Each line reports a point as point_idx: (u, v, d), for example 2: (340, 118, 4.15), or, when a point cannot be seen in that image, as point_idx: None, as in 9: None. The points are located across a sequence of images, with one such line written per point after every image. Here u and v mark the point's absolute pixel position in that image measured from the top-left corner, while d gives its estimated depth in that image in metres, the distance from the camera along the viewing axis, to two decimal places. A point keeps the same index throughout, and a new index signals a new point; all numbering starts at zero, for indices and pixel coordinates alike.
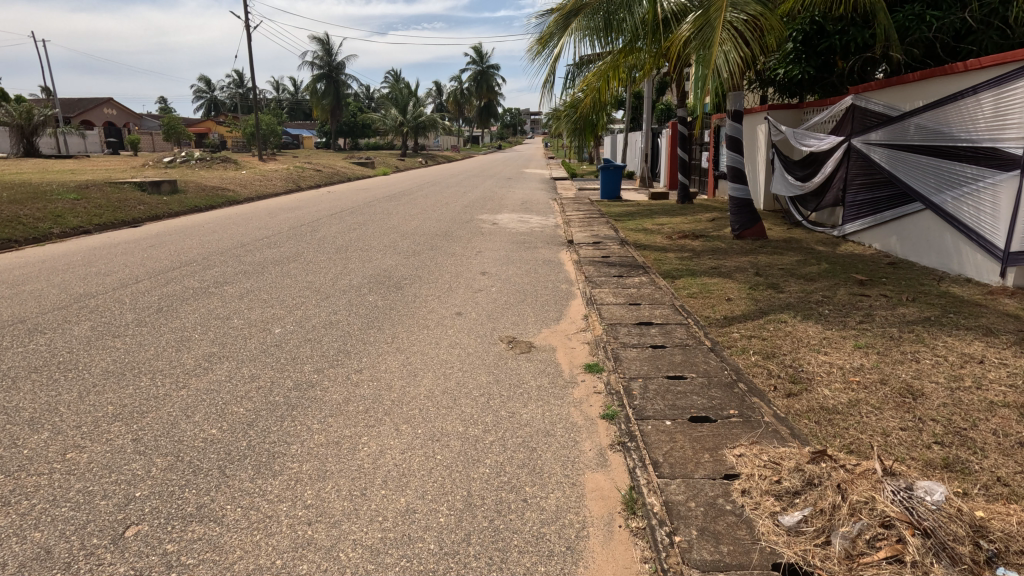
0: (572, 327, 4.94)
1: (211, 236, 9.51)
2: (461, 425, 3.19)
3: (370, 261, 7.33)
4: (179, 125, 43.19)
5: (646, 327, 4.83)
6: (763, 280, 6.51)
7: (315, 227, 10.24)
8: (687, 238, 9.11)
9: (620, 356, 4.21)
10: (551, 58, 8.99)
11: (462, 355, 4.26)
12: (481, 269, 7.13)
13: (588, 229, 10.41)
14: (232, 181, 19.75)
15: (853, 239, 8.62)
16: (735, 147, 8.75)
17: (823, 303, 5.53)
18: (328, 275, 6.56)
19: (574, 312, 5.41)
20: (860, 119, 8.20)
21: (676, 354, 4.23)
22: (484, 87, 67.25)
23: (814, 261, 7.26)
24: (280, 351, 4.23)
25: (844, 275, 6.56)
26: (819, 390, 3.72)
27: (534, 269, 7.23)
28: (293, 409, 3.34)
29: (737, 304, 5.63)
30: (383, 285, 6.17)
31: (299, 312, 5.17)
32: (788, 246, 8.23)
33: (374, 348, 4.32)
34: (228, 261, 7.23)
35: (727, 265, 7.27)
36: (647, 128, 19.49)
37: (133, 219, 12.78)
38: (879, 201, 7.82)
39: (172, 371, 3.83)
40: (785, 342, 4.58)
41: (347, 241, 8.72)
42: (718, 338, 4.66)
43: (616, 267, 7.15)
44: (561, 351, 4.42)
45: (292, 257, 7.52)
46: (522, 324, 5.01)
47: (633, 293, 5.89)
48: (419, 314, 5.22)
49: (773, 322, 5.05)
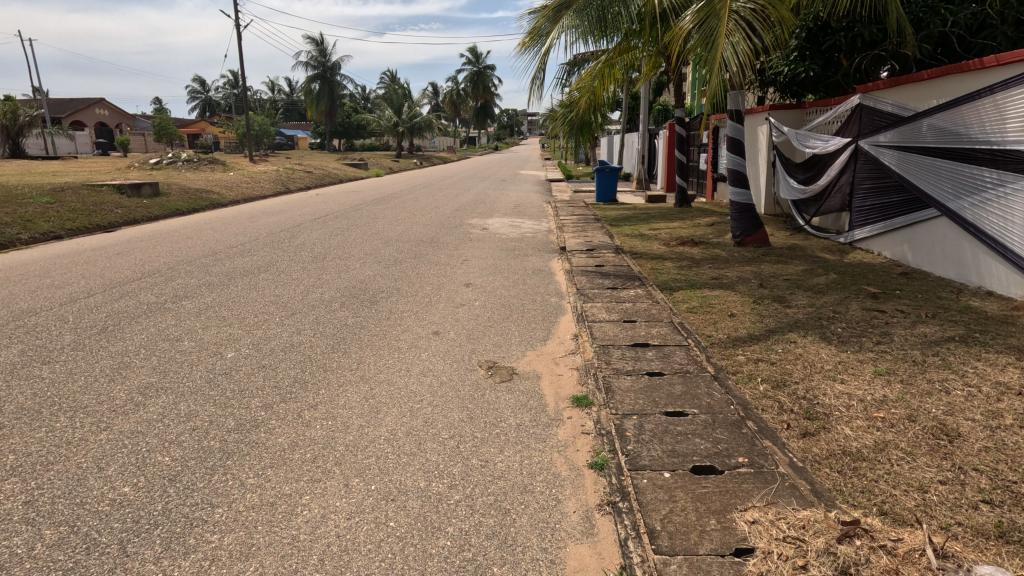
0: (560, 349, 4.46)
1: (183, 243, 9.00)
2: (422, 479, 2.71)
3: (347, 272, 6.84)
4: (171, 125, 42.64)
5: (642, 350, 4.35)
6: (768, 293, 6.04)
7: (294, 233, 9.73)
8: (686, 246, 8.64)
9: (612, 386, 3.73)
10: (541, 55, 8.54)
11: (433, 385, 3.78)
12: (466, 280, 6.65)
13: (581, 234, 9.94)
14: (217, 183, 19.23)
15: (861, 246, 8.18)
16: (737, 149, 8.26)
17: (836, 321, 5.07)
18: (299, 288, 6.07)
19: (563, 330, 4.93)
20: (868, 119, 7.75)
21: (675, 384, 3.75)
22: (480, 87, 66.81)
23: (822, 271, 6.80)
24: (227, 381, 3.74)
25: (855, 286, 6.10)
26: (840, 429, 3.25)
27: (523, 280, 6.76)
28: (228, 457, 2.85)
29: (741, 321, 5.17)
30: (357, 299, 5.68)
31: (259, 332, 4.69)
32: (793, 254, 7.76)
33: (335, 377, 3.83)
34: (195, 272, 6.72)
35: (729, 276, 6.81)
36: (643, 129, 19.05)
37: (109, 223, 12.26)
38: (890, 206, 7.37)
39: (97, 407, 3.34)
40: (796, 368, 4.12)
41: (325, 249, 8.23)
42: (721, 363, 4.19)
43: (610, 278, 6.68)
44: (547, 379, 3.93)
45: (265, 267, 7.01)
46: (505, 346, 4.52)
47: (627, 309, 5.42)
48: (392, 334, 4.73)
49: (782, 343, 4.59)
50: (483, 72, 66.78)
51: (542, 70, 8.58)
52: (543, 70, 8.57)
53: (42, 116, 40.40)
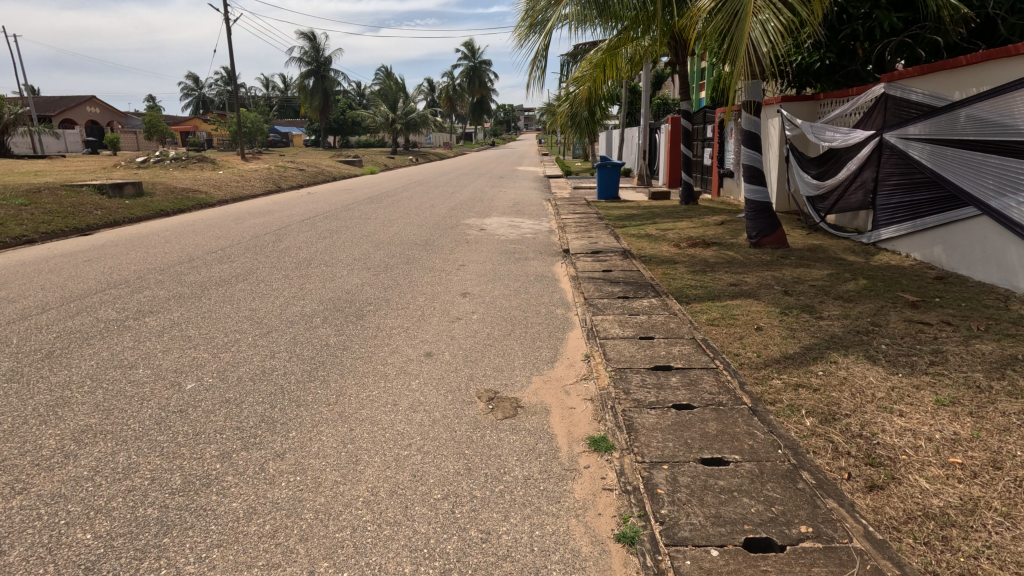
0: (570, 374, 3.91)
1: (158, 248, 8.39)
2: (409, 563, 2.15)
3: (333, 281, 6.27)
4: (163, 124, 41.88)
5: (665, 375, 3.80)
6: (795, 301, 5.51)
7: (279, 236, 9.14)
8: (697, 247, 8.11)
9: (635, 423, 3.18)
10: (540, 46, 7.97)
11: (424, 424, 3.21)
12: (463, 288, 6.08)
13: (585, 235, 9.37)
14: (205, 182, 18.58)
15: (887, 246, 7.65)
16: (752, 144, 7.73)
17: (877, 336, 4.54)
18: (278, 301, 5.49)
19: (573, 350, 4.38)
20: (893, 110, 7.22)
21: (708, 421, 3.19)
22: (475, 83, 66.18)
23: (849, 277, 6.28)
24: (181, 421, 3.17)
25: (889, 293, 5.57)
26: (913, 480, 2.70)
27: (524, 288, 6.19)
28: (165, 534, 2.28)
29: (770, 337, 4.64)
30: (342, 314, 5.12)
31: (228, 356, 4.12)
32: (814, 257, 7.22)
33: (308, 415, 3.27)
34: (165, 282, 6.13)
35: (748, 282, 6.27)
36: (644, 123, 18.46)
37: (86, 225, 11.65)
38: (920, 203, 6.86)
39: (16, 461, 2.76)
40: (845, 398, 3.57)
41: (312, 254, 7.66)
42: (757, 391, 3.65)
43: (620, 286, 6.13)
44: (557, 413, 3.38)
45: (243, 276, 6.44)
46: (508, 370, 3.97)
47: (642, 322, 4.87)
48: (379, 356, 4.17)
49: (821, 365, 4.04)
50: (478, 67, 66.03)
51: (540, 62, 8.01)
52: (542, 62, 8.01)
53: (28, 114, 39.60)
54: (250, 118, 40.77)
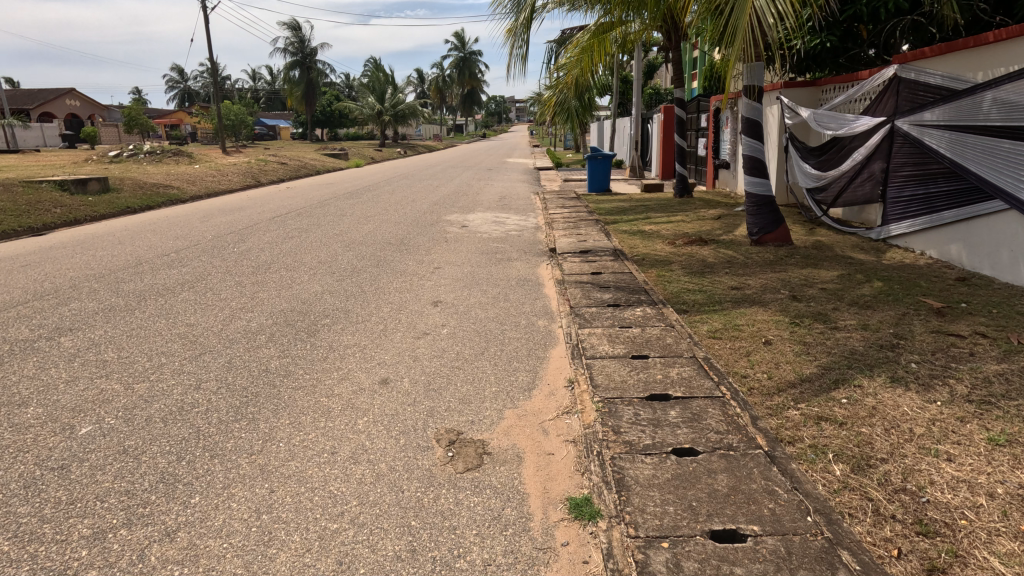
0: (550, 407, 3.29)
1: (107, 250, 7.69)
2: None
3: (290, 289, 5.60)
4: (141, 116, 40.51)
5: (662, 408, 3.19)
6: (806, 309, 4.93)
7: (243, 236, 8.44)
8: (694, 245, 7.50)
9: (627, 478, 2.56)
10: (520, 30, 7.30)
11: (365, 482, 2.58)
12: (435, 296, 5.44)
13: (573, 233, 8.74)
14: (178, 177, 17.74)
15: (898, 243, 7.08)
16: (752, 132, 7.11)
17: (905, 352, 3.95)
18: (222, 314, 4.82)
19: (554, 373, 3.75)
20: (906, 95, 6.64)
21: (717, 474, 2.58)
22: (466, 74, 65.00)
23: (862, 280, 5.70)
24: (53, 484, 2.51)
25: (909, 299, 5.00)
26: (982, 560, 2.10)
27: (505, 295, 5.57)
28: None
29: (781, 356, 4.05)
30: (292, 329, 4.47)
31: (144, 386, 3.47)
32: (822, 256, 6.63)
33: (221, 472, 2.62)
34: (98, 292, 5.43)
35: (752, 286, 5.68)
36: (635, 114, 17.80)
37: (43, 224, 10.88)
38: (937, 197, 6.29)
39: None
40: (878, 436, 2.97)
41: (273, 256, 6.98)
42: (773, 428, 3.05)
43: (610, 292, 5.51)
44: (532, 463, 2.76)
45: (191, 283, 5.75)
46: (477, 402, 3.34)
47: (635, 337, 4.26)
48: (325, 385, 3.53)
49: (845, 394, 3.45)
50: (468, 57, 64.84)
51: (520, 47, 7.35)
52: (522, 47, 7.34)
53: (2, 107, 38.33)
54: (233, 110, 39.61)
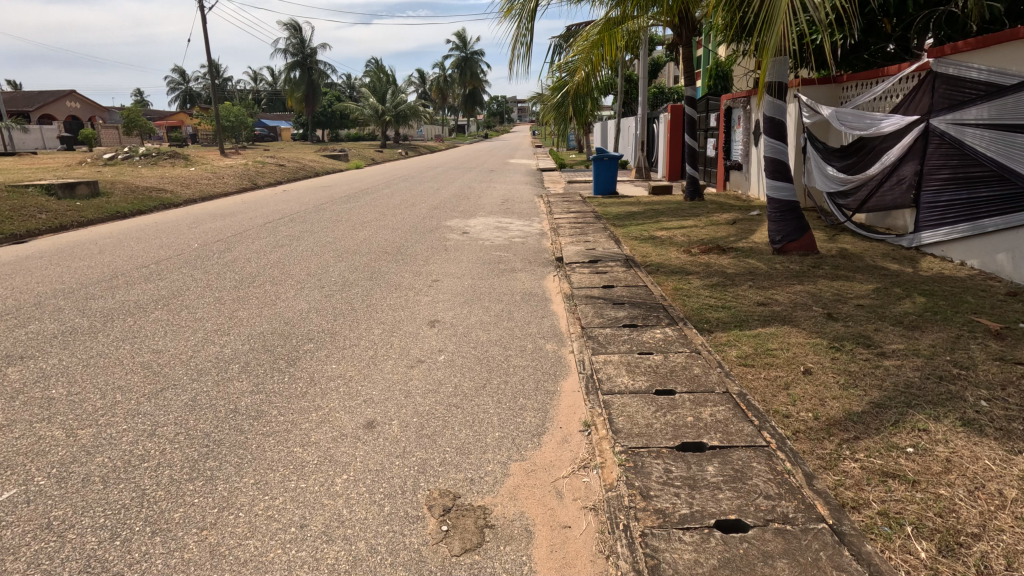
0: (564, 462, 2.79)
1: (83, 261, 7.20)
2: None
3: (273, 307, 5.10)
4: (140, 117, 40.09)
5: (696, 463, 2.68)
6: (845, 331, 4.43)
7: (229, 245, 7.95)
8: (712, 254, 6.99)
9: (663, 566, 2.06)
10: (524, 19, 6.74)
11: (337, 571, 2.08)
12: (432, 314, 4.94)
13: (581, 240, 8.24)
14: (172, 180, 17.27)
15: (931, 251, 6.56)
16: (775, 133, 6.60)
17: (970, 387, 3.44)
18: (194, 337, 4.33)
19: (567, 415, 3.25)
20: (943, 91, 6.13)
21: (777, 561, 2.07)
22: (467, 74, 64.51)
23: (901, 295, 5.20)
24: None
25: (960, 318, 4.50)
26: None
27: (509, 312, 5.07)
28: None
29: (826, 390, 3.54)
30: (271, 358, 3.97)
31: (88, 434, 2.96)
32: (852, 266, 6.12)
33: (161, 557, 2.12)
34: (62, 312, 4.93)
35: (780, 302, 5.17)
36: (642, 113, 17.29)
37: (25, 231, 10.41)
38: (979, 202, 5.79)
39: None
40: (962, 501, 2.46)
41: (260, 268, 6.50)
42: (834, 490, 2.54)
43: (624, 309, 5.00)
44: (544, 542, 2.26)
45: (165, 301, 5.25)
46: (477, 454, 2.84)
47: (658, 366, 3.76)
48: (301, 431, 3.02)
49: (911, 441, 2.93)
50: (469, 57, 64.45)
51: (524, 37, 6.77)
52: (526, 36, 6.77)
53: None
54: (233, 111, 39.12)
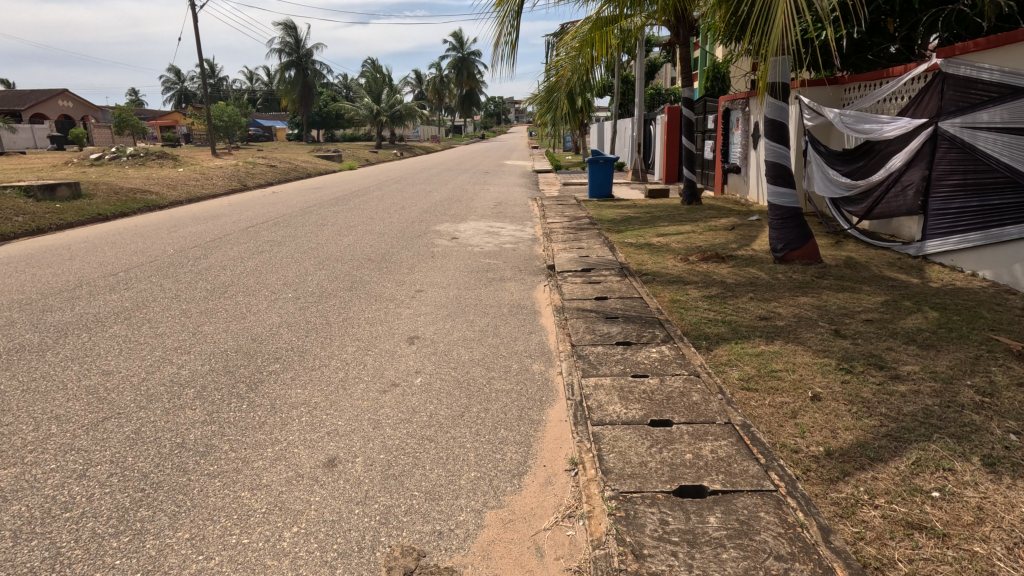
0: (546, 512, 2.46)
1: (50, 267, 6.83)
2: None
3: (242, 321, 4.75)
4: (132, 117, 39.60)
5: (696, 513, 2.36)
6: (855, 349, 4.12)
7: (207, 251, 7.60)
8: (711, 262, 6.68)
9: None
10: (510, 14, 6.41)
11: None
12: (412, 330, 4.60)
13: (574, 246, 7.91)
14: (159, 181, 16.87)
15: (940, 260, 6.28)
16: (777, 135, 6.29)
17: (996, 417, 3.15)
18: (151, 357, 3.99)
19: (553, 450, 2.92)
20: (953, 94, 5.84)
21: None
22: (464, 74, 64.17)
23: (911, 308, 4.90)
24: None
25: (977, 337, 4.21)
26: None
27: (496, 327, 4.75)
28: None
29: (838, 419, 3.23)
30: (232, 381, 3.63)
31: (9, 477, 2.61)
32: (858, 277, 5.81)
33: None
34: (13, 327, 4.58)
35: (783, 316, 4.86)
36: (638, 115, 17.01)
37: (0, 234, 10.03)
38: (993, 210, 5.51)
39: None
40: (1002, 561, 2.15)
41: (234, 277, 6.15)
42: (855, 548, 2.21)
43: (617, 324, 4.67)
44: None
45: (127, 314, 4.89)
46: (448, 500, 2.51)
47: (654, 392, 3.44)
48: (251, 471, 2.68)
49: (939, 483, 2.61)
50: (466, 58, 64.09)
51: (509, 33, 6.44)
52: (511, 34, 6.45)
53: None
54: (226, 112, 38.62)
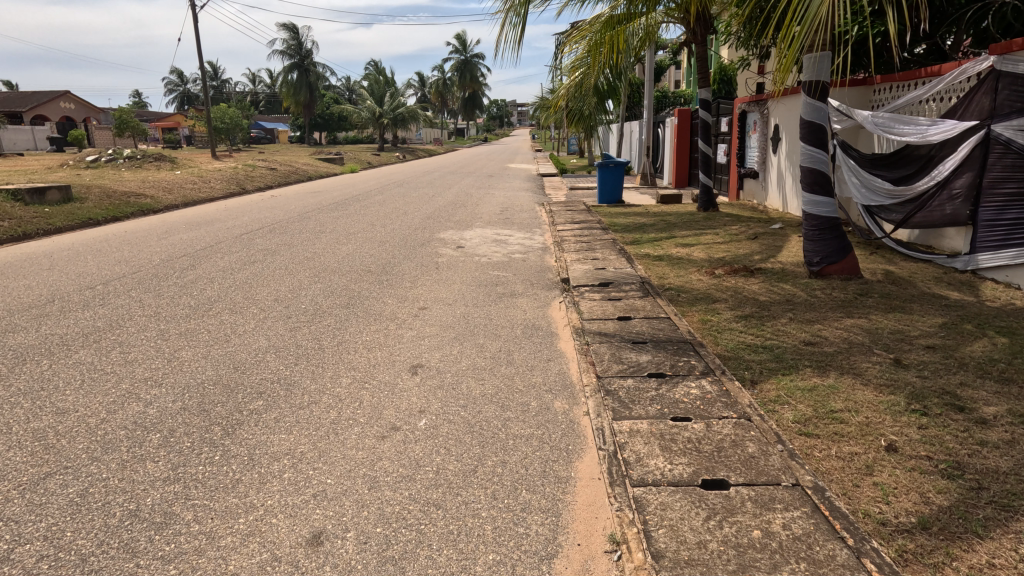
0: None
1: (25, 278, 6.33)
2: None
3: (222, 345, 4.22)
4: (133, 118, 39.18)
5: None
6: (924, 385, 3.58)
7: (195, 260, 7.09)
8: (739, 276, 6.14)
9: None
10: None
11: None
12: (414, 357, 4.08)
13: (588, 256, 7.39)
14: (156, 184, 16.41)
15: (996, 275, 5.71)
16: (813, 138, 5.75)
17: None
18: (115, 391, 3.46)
19: (588, 522, 2.39)
20: (1011, 92, 5.28)
21: None
22: (468, 77, 63.72)
23: (975, 332, 4.36)
24: None
25: None
26: None
27: (508, 353, 4.21)
28: None
29: (928, 478, 2.68)
30: (201, 424, 3.10)
31: None
32: (905, 294, 5.28)
33: None
34: None
35: (831, 341, 4.33)
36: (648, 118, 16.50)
37: None
38: None
39: None
40: None
41: (221, 291, 5.64)
42: None
43: (647, 351, 4.15)
44: None
45: (96, 336, 4.37)
46: None
47: (702, 442, 2.90)
48: (216, 553, 2.16)
49: None
50: (469, 61, 63.73)
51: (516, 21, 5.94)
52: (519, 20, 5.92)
53: None
54: (228, 113, 38.17)
